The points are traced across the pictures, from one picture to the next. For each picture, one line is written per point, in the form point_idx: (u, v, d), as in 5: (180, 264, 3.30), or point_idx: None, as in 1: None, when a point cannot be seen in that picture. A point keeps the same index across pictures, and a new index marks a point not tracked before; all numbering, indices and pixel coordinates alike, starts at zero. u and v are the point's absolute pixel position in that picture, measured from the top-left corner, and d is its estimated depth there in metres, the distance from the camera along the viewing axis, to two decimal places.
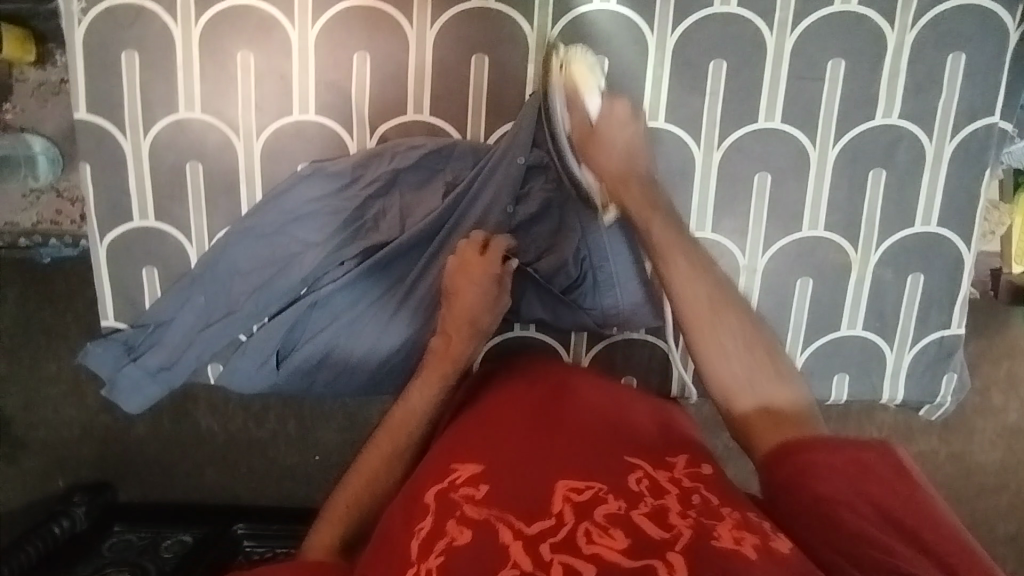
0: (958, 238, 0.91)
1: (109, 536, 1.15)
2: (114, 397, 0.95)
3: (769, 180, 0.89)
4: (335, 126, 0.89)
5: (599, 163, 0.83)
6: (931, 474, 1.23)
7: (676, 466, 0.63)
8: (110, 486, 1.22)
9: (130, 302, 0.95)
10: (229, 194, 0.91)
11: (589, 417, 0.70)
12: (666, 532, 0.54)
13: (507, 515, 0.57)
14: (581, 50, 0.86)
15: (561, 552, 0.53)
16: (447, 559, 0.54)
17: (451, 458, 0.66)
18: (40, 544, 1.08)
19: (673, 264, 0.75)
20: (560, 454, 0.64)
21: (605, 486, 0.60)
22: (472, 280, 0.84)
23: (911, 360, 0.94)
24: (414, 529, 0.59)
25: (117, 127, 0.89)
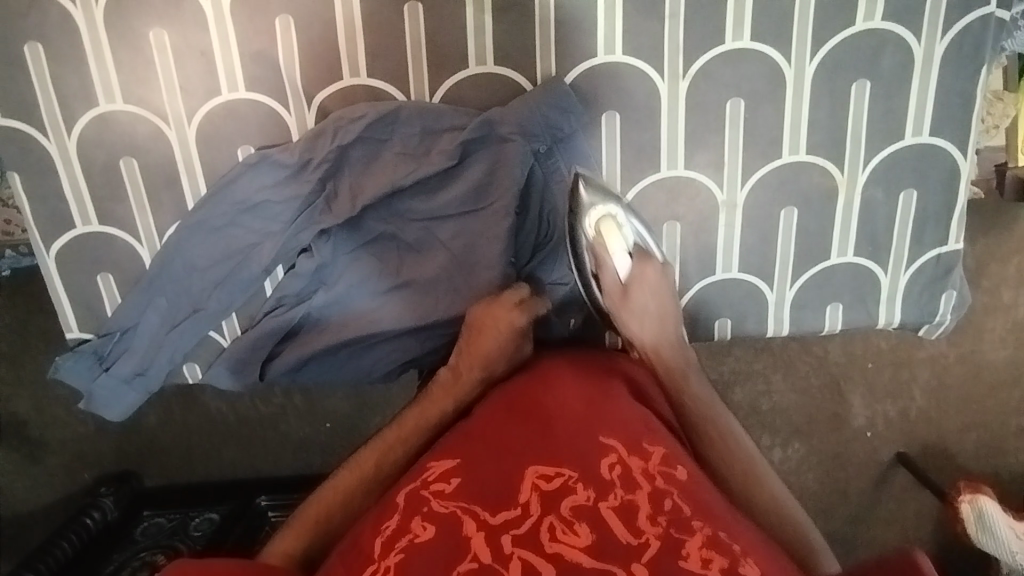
0: (953, 146, 0.84)
1: (139, 521, 1.18)
2: (94, 408, 0.93)
3: (742, 106, 0.82)
4: (269, 102, 0.82)
5: (631, 330, 0.80)
6: (940, 383, 1.21)
7: (652, 456, 0.64)
8: (134, 475, 1.23)
9: (92, 312, 0.91)
10: (171, 187, 0.86)
11: (568, 399, 0.70)
12: (633, 537, 0.56)
13: (474, 504, 0.60)
14: (612, 214, 0.80)
15: (521, 545, 0.56)
16: (406, 556, 0.56)
17: (429, 456, 0.67)
18: (74, 539, 1.11)
19: (688, 397, 0.76)
20: (535, 442, 0.65)
21: (575, 474, 0.62)
22: (497, 322, 0.79)
23: (907, 281, 0.89)
24: (380, 528, 0.60)
25: (39, 130, 0.83)
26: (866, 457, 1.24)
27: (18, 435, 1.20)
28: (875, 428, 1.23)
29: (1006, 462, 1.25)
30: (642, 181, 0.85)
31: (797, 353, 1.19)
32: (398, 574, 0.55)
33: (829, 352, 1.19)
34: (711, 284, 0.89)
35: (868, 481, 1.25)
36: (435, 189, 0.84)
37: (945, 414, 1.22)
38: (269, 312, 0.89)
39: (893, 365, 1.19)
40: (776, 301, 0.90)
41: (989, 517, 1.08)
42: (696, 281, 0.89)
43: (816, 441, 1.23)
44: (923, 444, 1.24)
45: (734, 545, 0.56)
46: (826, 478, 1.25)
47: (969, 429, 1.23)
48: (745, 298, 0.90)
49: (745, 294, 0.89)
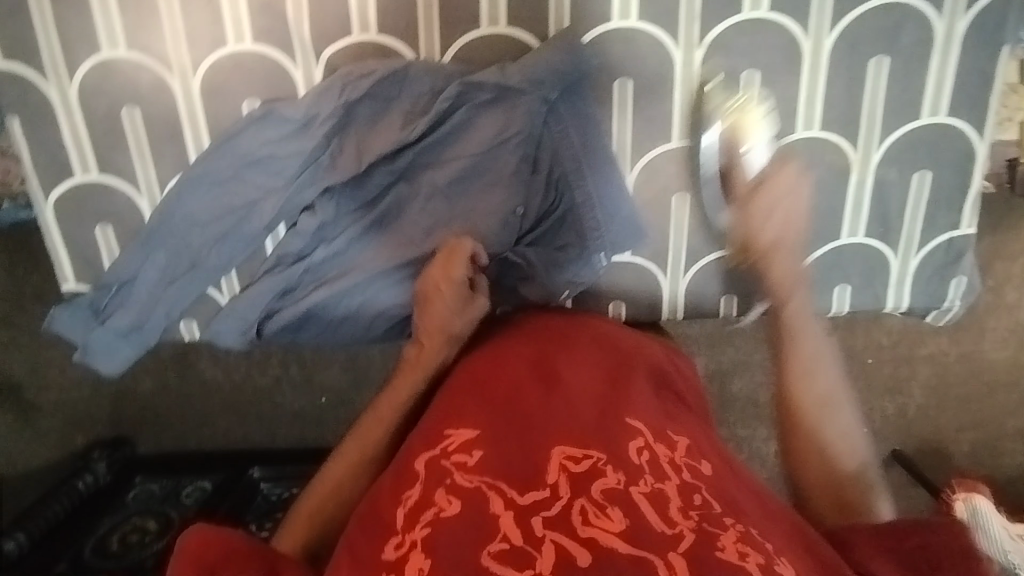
0: (971, 127, 0.82)
1: (131, 486, 1.17)
2: (89, 361, 0.91)
3: (758, 78, 0.81)
4: (276, 55, 0.81)
5: (754, 227, 0.78)
6: (939, 380, 1.20)
7: (675, 449, 0.64)
8: (126, 439, 1.21)
9: (89, 264, 0.90)
10: (173, 139, 0.84)
11: (590, 380, 0.71)
12: (668, 526, 0.55)
13: (501, 482, 0.59)
14: (752, 99, 0.81)
15: (553, 529, 0.54)
16: (433, 530, 0.55)
17: (446, 423, 0.67)
18: (66, 502, 1.12)
19: (828, 424, 0.77)
20: (559, 421, 0.65)
21: (603, 458, 0.61)
22: (446, 285, 0.79)
23: (917, 265, 0.88)
24: (400, 497, 0.60)
25: (40, 75, 0.81)
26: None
27: (13, 394, 1.18)
28: (873, 423, 1.22)
29: (1002, 462, 1.24)
30: (653, 152, 0.84)
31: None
32: (425, 550, 0.53)
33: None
34: (718, 259, 0.88)
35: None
36: (444, 148, 0.83)
37: (944, 409, 1.21)
38: (267, 270, 0.88)
39: (895, 360, 1.18)
40: None
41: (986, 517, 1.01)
42: (703, 256, 0.88)
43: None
44: (919, 440, 1.23)
45: (767, 543, 0.56)
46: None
47: (966, 427, 1.23)
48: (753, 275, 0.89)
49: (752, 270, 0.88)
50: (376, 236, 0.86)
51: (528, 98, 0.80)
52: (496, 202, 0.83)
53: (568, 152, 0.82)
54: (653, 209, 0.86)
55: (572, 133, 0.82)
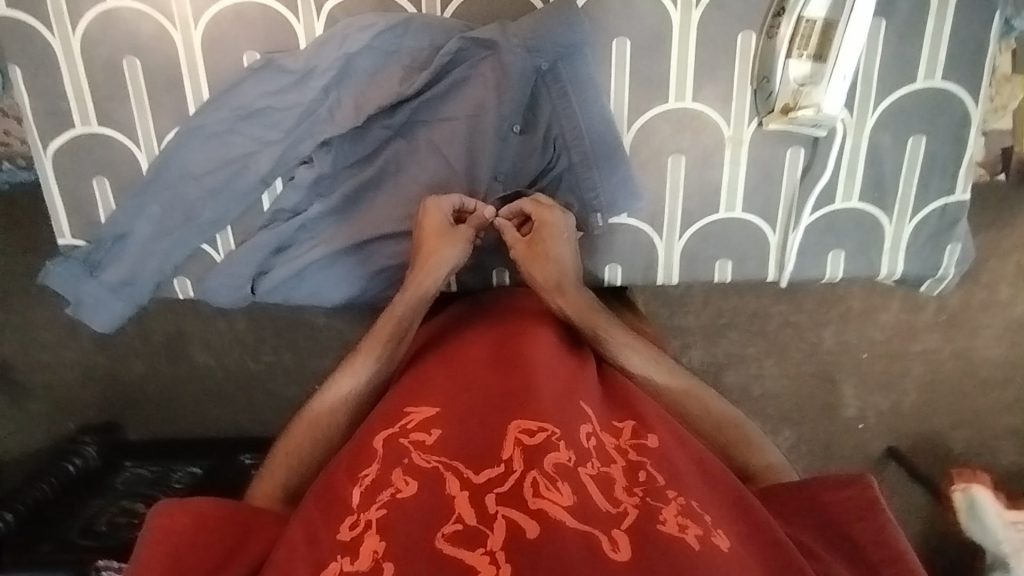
0: (965, 92, 0.83)
1: (121, 471, 1.13)
2: (81, 317, 0.91)
3: (755, 40, 0.81)
4: (278, 7, 0.82)
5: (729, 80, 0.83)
6: (934, 372, 1.20)
7: (623, 434, 0.63)
8: (117, 426, 1.20)
9: (85, 218, 0.89)
10: (173, 90, 0.85)
11: (552, 363, 0.68)
12: (612, 506, 0.54)
13: (456, 463, 0.57)
14: None
15: (506, 505, 0.52)
16: (388, 511, 0.53)
17: (405, 402, 0.65)
18: (54, 482, 1.08)
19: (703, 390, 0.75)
20: (515, 398, 0.62)
21: (558, 431, 0.58)
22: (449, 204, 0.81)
23: (912, 233, 0.88)
24: (358, 476, 0.58)
25: (44, 24, 0.82)
26: (855, 448, 1.22)
27: (5, 375, 1.18)
28: (867, 419, 1.21)
29: (998, 460, 1.23)
30: (650, 112, 0.85)
31: (791, 336, 1.18)
32: (379, 531, 0.52)
33: (821, 340, 1.18)
34: (715, 223, 0.88)
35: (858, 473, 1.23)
36: (443, 105, 0.84)
37: (938, 400, 1.21)
38: (264, 226, 0.88)
39: (886, 356, 1.19)
40: (779, 245, 0.89)
41: (980, 507, 1.03)
42: (701, 219, 0.88)
43: (807, 428, 1.21)
44: (914, 438, 1.22)
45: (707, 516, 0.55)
46: (817, 468, 1.23)
47: (961, 423, 1.22)
48: (748, 240, 0.89)
49: (746, 234, 0.89)
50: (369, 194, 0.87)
51: (527, 55, 0.80)
52: (481, 162, 0.83)
53: (566, 111, 0.83)
54: (650, 170, 0.87)
55: (569, 91, 0.82)
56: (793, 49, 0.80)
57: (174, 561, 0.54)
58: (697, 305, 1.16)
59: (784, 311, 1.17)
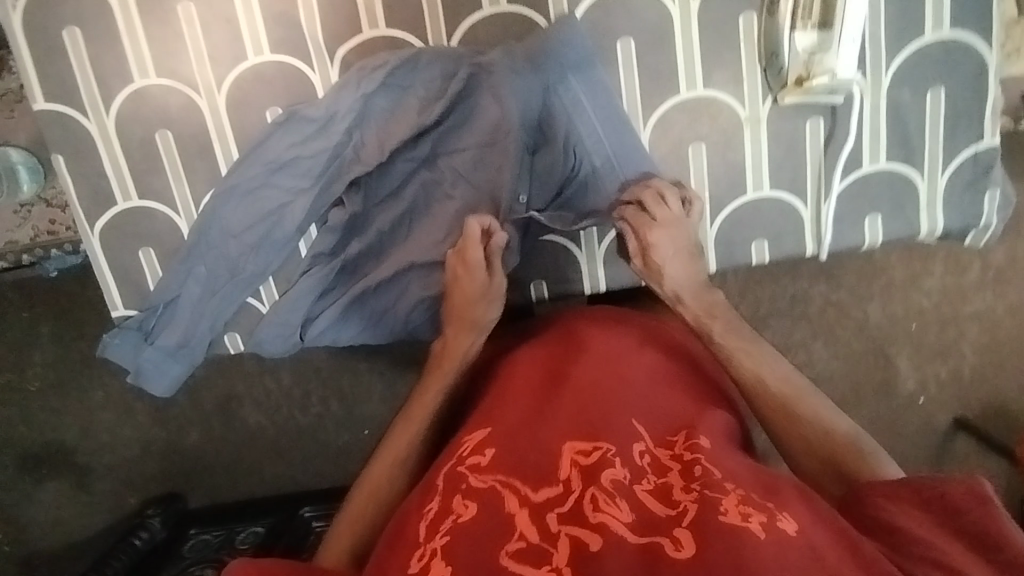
0: (977, 38, 0.82)
1: (188, 538, 1.14)
2: (141, 384, 0.94)
3: (756, 19, 0.82)
4: (293, 62, 0.86)
5: (737, 64, 0.84)
6: (994, 331, 1.16)
7: (678, 441, 0.61)
8: (179, 496, 1.23)
9: (135, 288, 0.93)
10: (204, 155, 0.89)
11: (596, 371, 0.67)
12: (670, 509, 0.54)
13: (514, 480, 0.57)
14: None
15: (568, 523, 0.53)
16: (451, 538, 0.53)
17: (464, 430, 0.66)
18: (124, 557, 1.10)
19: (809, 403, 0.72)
20: (570, 415, 0.63)
21: (612, 448, 0.59)
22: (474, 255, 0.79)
23: (947, 185, 0.87)
24: (423, 511, 0.58)
25: (79, 112, 0.87)
26: (921, 421, 1.18)
27: (68, 457, 1.21)
28: (929, 390, 1.17)
29: None
30: (664, 105, 0.86)
31: (837, 316, 1.15)
32: (445, 557, 0.51)
33: (869, 316, 1.15)
34: (745, 204, 0.88)
35: (926, 448, 1.19)
36: (461, 131, 0.86)
37: (1004, 359, 1.16)
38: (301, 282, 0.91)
39: (940, 323, 1.16)
40: (813, 217, 0.89)
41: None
42: (730, 203, 0.88)
43: (867, 408, 1.18)
44: (982, 402, 1.18)
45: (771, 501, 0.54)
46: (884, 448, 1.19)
47: None
48: (780, 216, 0.89)
49: (778, 211, 0.89)
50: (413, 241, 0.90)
51: (534, 68, 0.82)
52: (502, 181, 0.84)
53: (581, 117, 0.84)
54: (672, 161, 0.87)
55: (581, 94, 0.83)
56: (797, 21, 0.80)
57: None
58: (734, 297, 1.15)
59: (826, 292, 1.14)
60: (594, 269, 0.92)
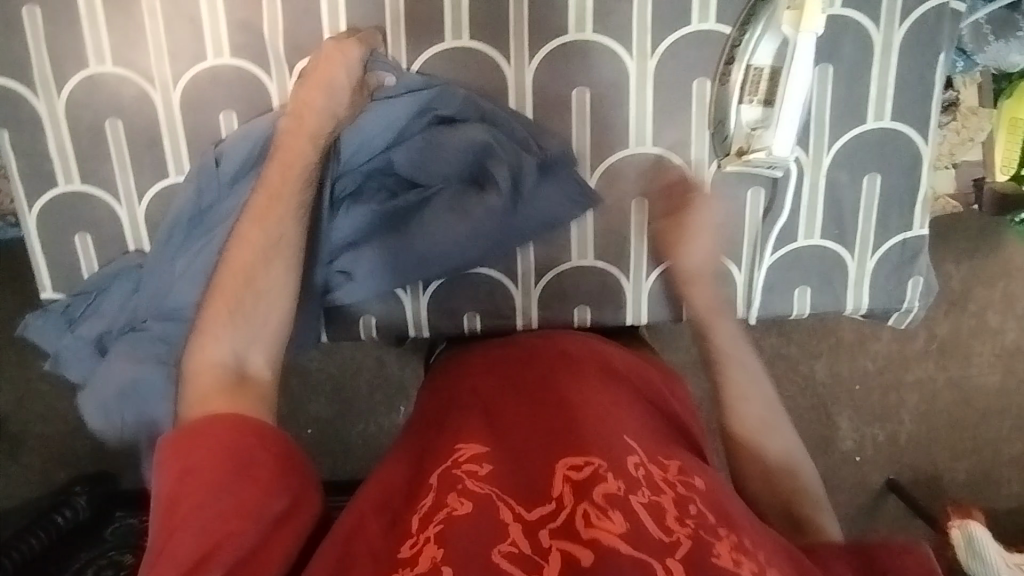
0: (915, 132, 0.86)
1: (112, 522, 1.12)
2: (60, 369, 0.92)
3: (710, 87, 0.85)
4: (253, 69, 0.86)
5: (688, 125, 0.86)
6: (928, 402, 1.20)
7: (670, 467, 0.65)
8: (111, 476, 1.20)
9: (66, 273, 0.92)
10: (153, 149, 0.88)
11: (596, 399, 0.72)
12: (665, 534, 0.57)
13: (508, 497, 0.61)
14: None
15: (559, 539, 0.56)
16: (445, 528, 0.58)
17: (458, 439, 0.70)
18: (43, 535, 1.07)
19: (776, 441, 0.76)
20: (561, 433, 0.67)
21: (604, 464, 0.62)
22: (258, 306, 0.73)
23: (874, 267, 0.90)
24: (416, 506, 0.63)
25: (29, 89, 0.86)
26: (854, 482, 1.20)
27: None
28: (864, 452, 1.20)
29: (996, 492, 1.22)
30: (613, 157, 0.87)
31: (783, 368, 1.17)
32: (439, 543, 0.57)
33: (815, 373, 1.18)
34: None
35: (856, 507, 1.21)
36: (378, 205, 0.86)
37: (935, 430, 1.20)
38: (187, 180, 0.87)
39: (880, 389, 1.19)
40: (746, 282, 0.91)
41: (979, 542, 1.00)
42: (666, 259, 0.90)
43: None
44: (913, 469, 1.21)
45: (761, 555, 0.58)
46: None
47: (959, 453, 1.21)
48: (713, 279, 0.91)
49: None
50: (394, 256, 0.86)
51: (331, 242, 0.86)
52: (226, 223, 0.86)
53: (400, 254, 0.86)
54: (615, 213, 0.89)
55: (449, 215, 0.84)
56: (746, 95, 0.83)
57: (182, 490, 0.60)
58: (683, 341, 1.17)
59: (776, 342, 1.17)
60: (527, 305, 0.93)
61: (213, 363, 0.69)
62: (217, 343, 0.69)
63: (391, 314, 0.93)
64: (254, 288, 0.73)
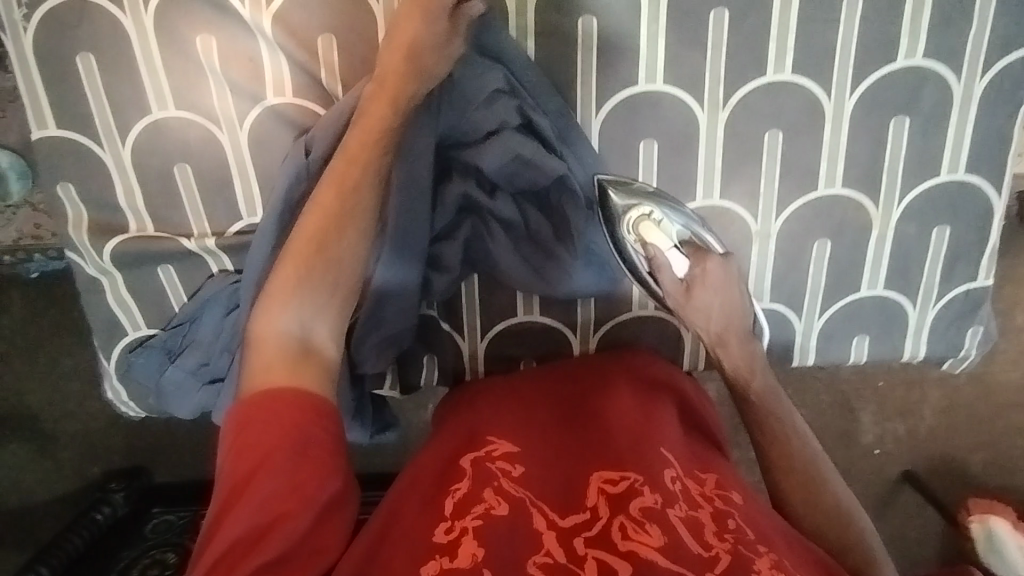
0: (988, 184, 0.84)
1: (149, 518, 1.06)
2: (168, 404, 0.92)
3: (781, 138, 0.82)
4: (316, 105, 0.83)
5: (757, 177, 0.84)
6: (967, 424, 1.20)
7: (705, 484, 0.68)
8: (144, 470, 1.15)
9: (160, 309, 0.91)
10: (224, 192, 0.86)
11: (625, 411, 0.75)
12: (704, 550, 0.58)
13: (541, 503, 0.64)
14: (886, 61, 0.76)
15: (594, 547, 0.59)
16: (483, 523, 0.60)
17: (489, 430, 0.73)
18: (84, 534, 1.02)
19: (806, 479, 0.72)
20: (598, 448, 0.70)
21: (639, 478, 0.65)
22: (336, 272, 0.67)
23: (935, 316, 0.90)
24: (449, 489, 0.65)
25: (93, 139, 0.83)
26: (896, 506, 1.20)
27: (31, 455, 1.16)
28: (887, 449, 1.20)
29: None
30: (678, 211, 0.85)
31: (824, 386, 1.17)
32: (475, 539, 0.58)
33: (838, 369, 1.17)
34: None
35: (875, 497, 1.19)
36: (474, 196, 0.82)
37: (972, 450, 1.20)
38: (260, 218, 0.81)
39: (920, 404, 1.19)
40: (803, 332, 0.91)
41: (998, 538, 1.04)
42: None
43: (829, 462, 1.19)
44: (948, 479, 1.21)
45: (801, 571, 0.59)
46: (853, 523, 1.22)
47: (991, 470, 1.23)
48: (774, 329, 0.90)
49: (775, 325, 0.90)
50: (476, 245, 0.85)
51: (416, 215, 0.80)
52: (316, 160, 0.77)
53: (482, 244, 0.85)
54: None
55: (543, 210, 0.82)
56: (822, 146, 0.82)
57: (250, 471, 0.55)
58: None
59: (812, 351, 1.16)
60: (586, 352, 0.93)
61: (278, 331, 0.62)
62: (295, 311, 0.64)
63: (445, 356, 0.93)
64: (336, 252, 0.67)
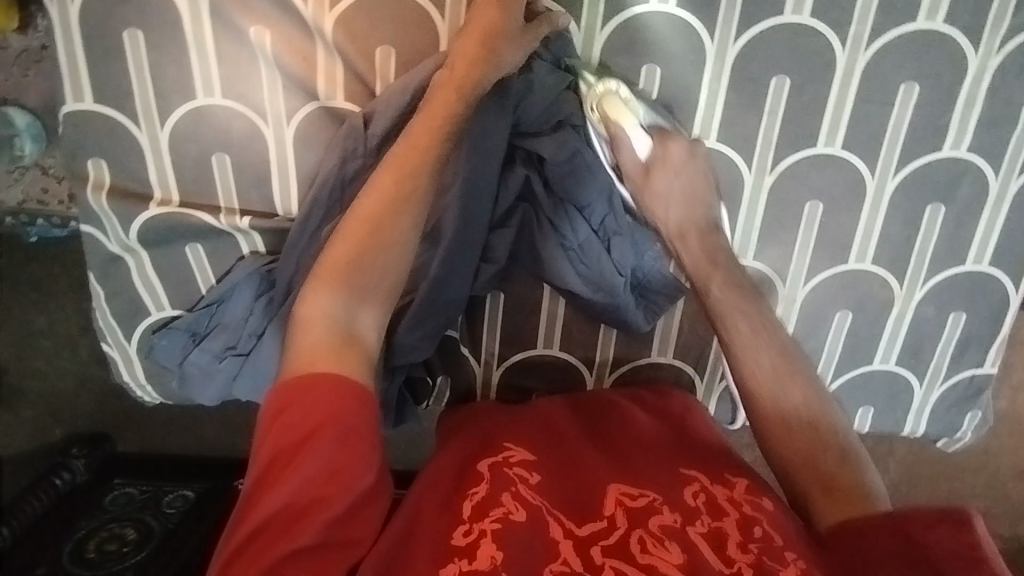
0: (1008, 278, 0.87)
1: (110, 489, 1.01)
2: (190, 390, 0.89)
3: (821, 210, 0.83)
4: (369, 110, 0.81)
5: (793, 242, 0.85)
6: None
7: (736, 488, 0.67)
8: (107, 437, 1.08)
9: (185, 294, 0.88)
10: (261, 186, 0.84)
11: (640, 435, 0.75)
12: (726, 566, 0.60)
13: (558, 512, 0.64)
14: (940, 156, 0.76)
15: (612, 557, 0.60)
16: (502, 526, 0.60)
17: (508, 437, 0.72)
18: (45, 498, 0.99)
19: (773, 380, 0.72)
20: (617, 465, 0.70)
21: (659, 496, 0.66)
22: (384, 260, 0.67)
23: (938, 396, 0.93)
24: (467, 492, 0.65)
25: (131, 121, 0.80)
26: None
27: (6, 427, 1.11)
28: None
29: None
30: None
31: None
32: (496, 540, 0.59)
33: None
34: None
35: None
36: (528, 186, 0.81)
37: None
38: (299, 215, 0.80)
39: None
40: None
41: None
42: None
43: None
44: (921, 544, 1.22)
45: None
46: None
47: None
48: None
49: None
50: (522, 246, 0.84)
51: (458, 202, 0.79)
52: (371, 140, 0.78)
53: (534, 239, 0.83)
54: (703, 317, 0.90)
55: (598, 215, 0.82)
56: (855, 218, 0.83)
57: (291, 448, 0.57)
58: None
59: None
60: None
61: (323, 320, 0.63)
62: (338, 298, 0.64)
63: (461, 378, 0.93)
64: (386, 238, 0.67)
